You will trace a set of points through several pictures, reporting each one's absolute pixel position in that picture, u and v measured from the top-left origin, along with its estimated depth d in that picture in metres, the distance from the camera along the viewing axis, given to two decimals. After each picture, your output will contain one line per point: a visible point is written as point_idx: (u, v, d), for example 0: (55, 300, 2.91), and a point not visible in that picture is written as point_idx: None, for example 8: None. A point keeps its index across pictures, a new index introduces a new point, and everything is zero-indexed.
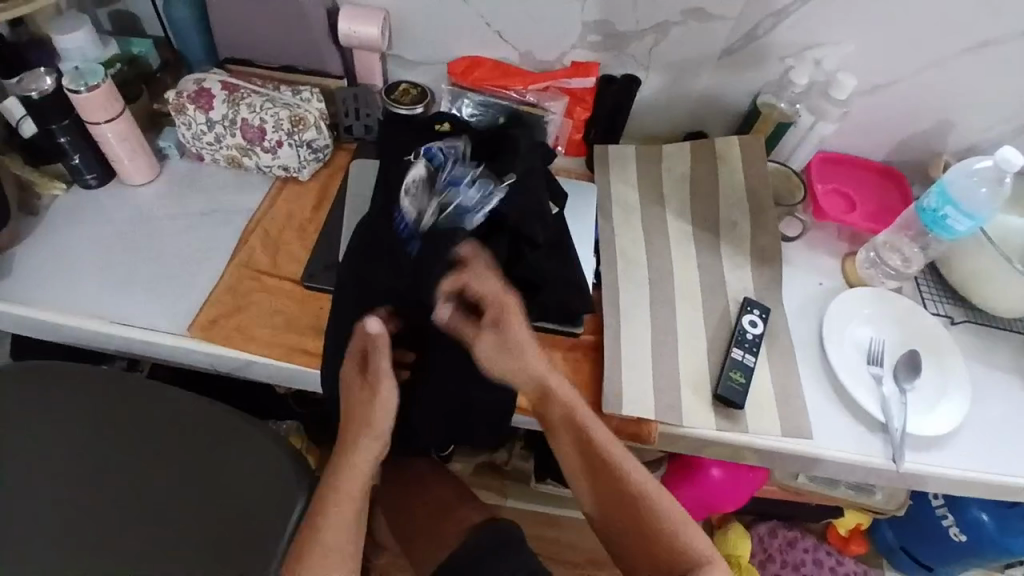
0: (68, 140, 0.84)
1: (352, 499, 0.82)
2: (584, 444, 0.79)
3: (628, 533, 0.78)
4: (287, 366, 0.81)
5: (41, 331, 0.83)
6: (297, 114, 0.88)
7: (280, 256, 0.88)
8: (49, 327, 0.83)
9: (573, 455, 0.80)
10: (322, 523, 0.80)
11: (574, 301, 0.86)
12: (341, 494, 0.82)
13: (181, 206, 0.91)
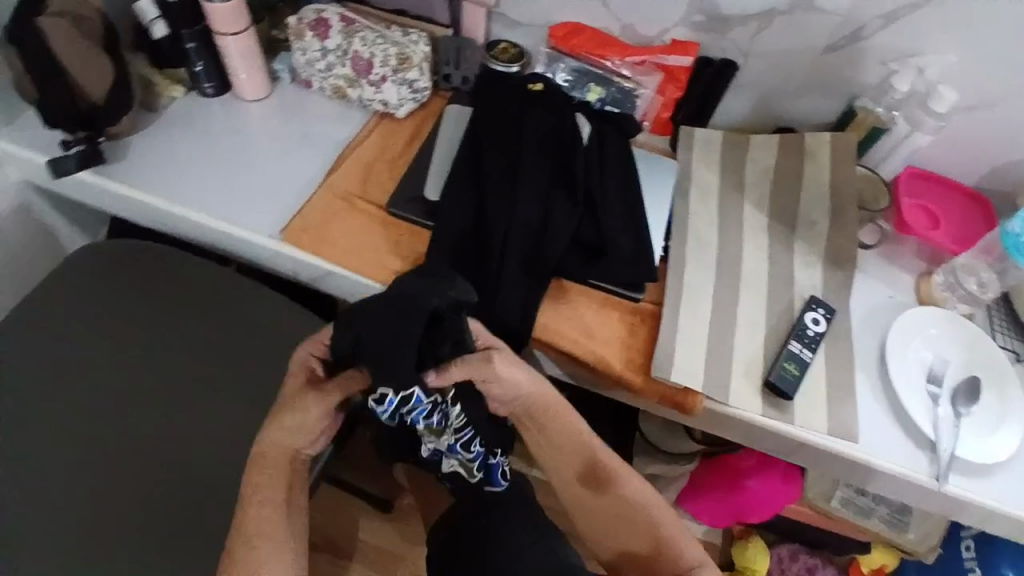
0: (194, 46, 0.92)
1: (280, 492, 0.69)
2: (573, 440, 0.79)
3: (604, 525, 0.77)
4: (359, 280, 0.86)
5: (146, 218, 0.92)
6: (405, 53, 0.94)
7: (369, 183, 0.93)
8: (154, 214, 0.90)
9: (561, 449, 0.79)
10: (252, 518, 0.67)
11: (640, 270, 0.87)
12: (274, 482, 0.69)
13: (283, 127, 0.97)
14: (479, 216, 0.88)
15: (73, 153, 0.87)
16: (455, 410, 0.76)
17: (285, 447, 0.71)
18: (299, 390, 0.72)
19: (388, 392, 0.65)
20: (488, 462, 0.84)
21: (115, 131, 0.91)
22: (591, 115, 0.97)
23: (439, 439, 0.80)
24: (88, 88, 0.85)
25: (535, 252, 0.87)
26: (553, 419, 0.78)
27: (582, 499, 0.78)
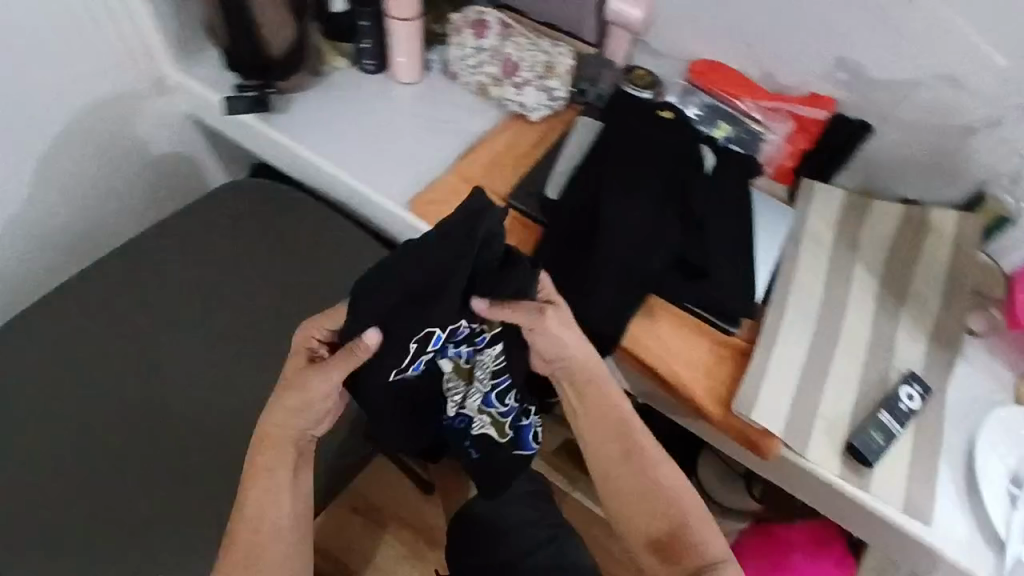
0: (367, 24, 1.01)
1: (276, 477, 0.74)
2: (610, 408, 0.79)
3: (628, 493, 0.78)
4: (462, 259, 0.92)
5: (292, 166, 1.02)
6: (551, 63, 1.01)
7: (495, 173, 0.99)
8: (303, 163, 1.00)
9: (597, 413, 0.79)
10: (248, 501, 0.73)
11: (737, 303, 0.88)
12: (269, 467, 0.74)
13: (426, 110, 1.05)
14: (592, 220, 0.91)
15: (248, 94, 1.00)
16: (495, 352, 0.76)
17: (287, 428, 0.73)
18: (303, 369, 0.73)
19: (435, 330, 0.70)
20: (518, 418, 0.83)
21: (285, 86, 1.03)
22: (717, 148, 0.99)
23: (471, 391, 0.79)
24: (271, 44, 0.96)
25: (639, 263, 0.89)
26: (595, 393, 0.78)
27: (625, 497, 0.78)
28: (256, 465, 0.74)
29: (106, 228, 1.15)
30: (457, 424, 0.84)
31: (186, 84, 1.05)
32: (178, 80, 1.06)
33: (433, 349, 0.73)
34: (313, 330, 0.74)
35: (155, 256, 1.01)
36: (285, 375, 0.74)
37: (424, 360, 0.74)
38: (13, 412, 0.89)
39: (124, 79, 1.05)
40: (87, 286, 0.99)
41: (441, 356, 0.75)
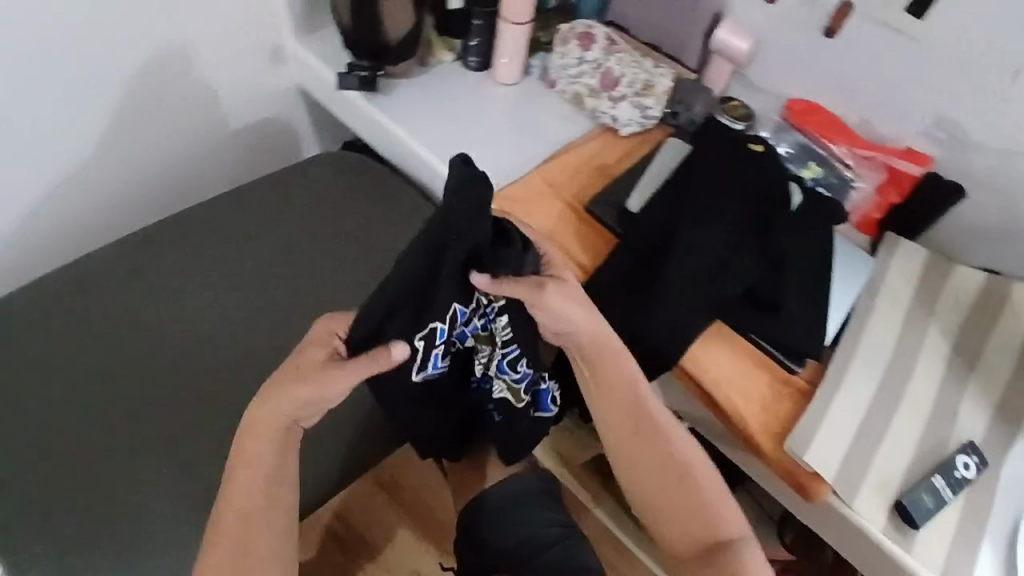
0: (479, 24, 1.06)
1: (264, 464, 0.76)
2: (624, 385, 0.84)
3: (648, 467, 0.85)
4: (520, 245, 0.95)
5: (388, 146, 1.07)
6: (650, 82, 1.03)
7: (579, 180, 1.01)
8: (398, 145, 1.05)
9: (610, 390, 0.84)
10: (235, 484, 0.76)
11: (802, 340, 0.88)
12: (255, 455, 0.76)
13: (520, 111, 1.08)
14: (669, 240, 0.92)
15: (358, 76, 1.04)
16: (505, 324, 0.82)
17: (282, 417, 0.75)
18: (313, 362, 0.75)
19: (437, 324, 0.77)
20: (536, 381, 0.89)
21: (393, 70, 1.08)
22: (804, 187, 0.99)
23: (491, 358, 0.86)
24: (390, 27, 1.02)
25: (710, 288, 0.89)
26: (609, 366, 0.83)
27: (642, 467, 0.86)
28: (246, 450, 0.76)
29: (204, 182, 1.20)
30: (481, 386, 0.92)
31: (303, 57, 1.11)
32: (295, 52, 1.12)
33: (442, 341, 0.80)
34: (335, 325, 0.78)
35: (247, 212, 1.07)
36: (292, 365, 0.76)
37: (436, 353, 0.81)
38: (98, 335, 0.95)
39: (247, 44, 1.10)
40: (182, 230, 1.04)
41: (451, 340, 0.82)
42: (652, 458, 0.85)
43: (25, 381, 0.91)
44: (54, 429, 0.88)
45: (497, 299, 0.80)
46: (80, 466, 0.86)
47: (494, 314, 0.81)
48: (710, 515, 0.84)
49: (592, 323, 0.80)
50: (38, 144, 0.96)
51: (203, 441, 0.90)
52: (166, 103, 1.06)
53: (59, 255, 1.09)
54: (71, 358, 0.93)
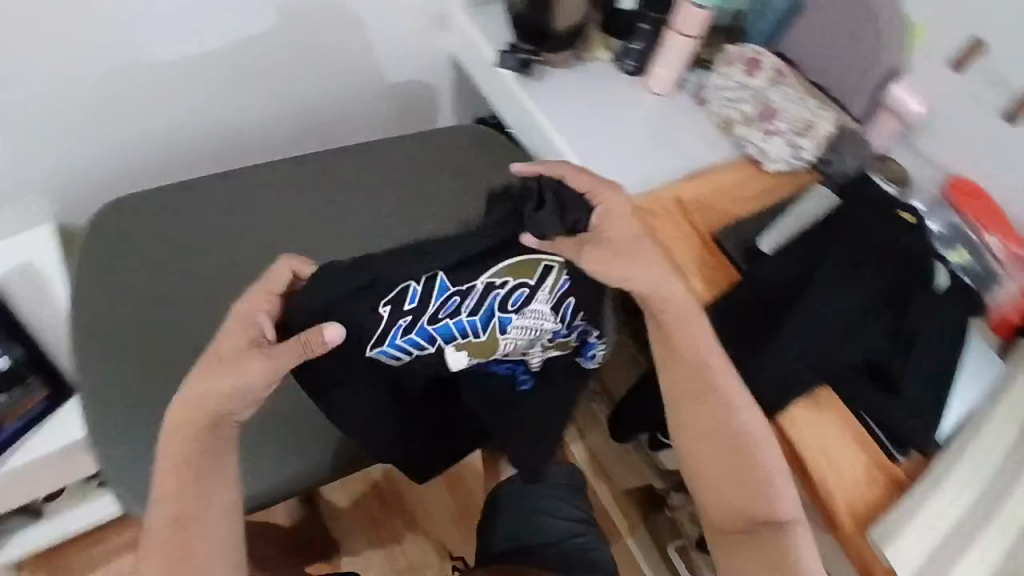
0: (647, 29, 1.05)
1: (195, 462, 0.75)
2: (688, 346, 0.83)
3: (707, 439, 0.84)
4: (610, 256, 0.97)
5: (529, 133, 1.07)
6: (809, 123, 0.98)
7: (710, 207, 0.98)
8: (539, 133, 1.05)
9: (675, 353, 0.84)
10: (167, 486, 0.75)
11: (910, 424, 0.84)
12: (184, 455, 0.75)
13: (664, 123, 1.05)
14: (794, 290, 0.89)
15: (517, 59, 1.05)
16: (542, 291, 0.83)
17: (204, 408, 0.74)
18: (219, 366, 0.73)
19: (410, 285, 0.80)
20: (583, 326, 0.88)
21: (549, 58, 1.07)
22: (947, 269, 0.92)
23: (544, 327, 0.85)
24: (558, 19, 1.03)
25: (824, 349, 0.86)
26: (679, 327, 0.83)
27: (701, 439, 0.84)
28: (172, 459, 0.75)
29: (342, 127, 1.21)
30: (496, 374, 0.89)
31: (466, 25, 1.10)
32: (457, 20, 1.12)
33: (415, 310, 0.81)
34: (253, 309, 0.76)
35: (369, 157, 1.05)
36: (194, 383, 0.73)
37: (402, 324, 0.81)
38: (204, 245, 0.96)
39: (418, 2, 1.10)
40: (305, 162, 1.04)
41: (429, 319, 0.81)
42: (710, 430, 0.84)
43: (144, 279, 0.93)
44: (159, 334, 0.90)
45: (512, 283, 0.82)
46: (176, 377, 0.88)
47: (508, 303, 0.82)
48: (765, 497, 0.81)
49: (646, 275, 0.81)
50: (213, 60, 1.00)
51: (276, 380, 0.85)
52: (328, 45, 1.07)
53: (200, 167, 1.12)
54: (190, 269, 0.94)
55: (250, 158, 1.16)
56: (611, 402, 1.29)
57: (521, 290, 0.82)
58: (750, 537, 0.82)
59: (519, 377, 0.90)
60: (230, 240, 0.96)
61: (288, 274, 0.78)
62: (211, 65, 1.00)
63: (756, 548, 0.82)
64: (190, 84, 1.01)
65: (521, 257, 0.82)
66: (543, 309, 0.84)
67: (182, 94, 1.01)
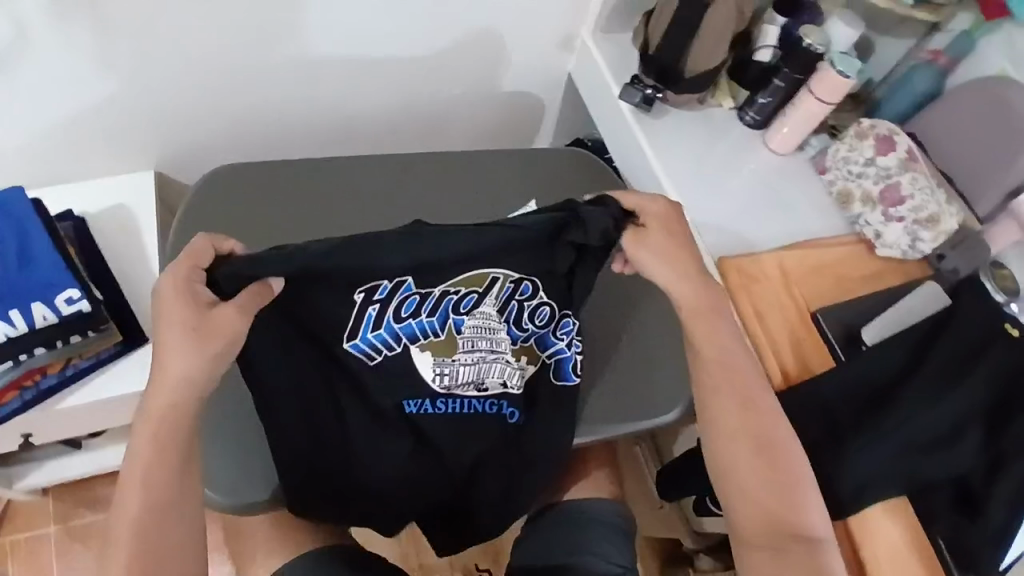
0: (780, 85, 1.01)
1: (170, 444, 0.69)
2: (724, 337, 0.80)
3: (743, 448, 0.77)
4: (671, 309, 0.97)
5: (638, 173, 1.06)
6: (936, 215, 0.92)
7: (812, 280, 0.94)
8: (648, 170, 1.03)
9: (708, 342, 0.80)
10: (134, 476, 0.68)
11: (984, 554, 0.78)
12: (165, 436, 0.69)
13: (775, 186, 1.03)
14: (888, 385, 0.85)
15: (641, 95, 1.02)
16: (491, 298, 0.82)
17: (173, 393, 0.69)
18: (178, 338, 0.67)
19: (383, 282, 0.78)
20: (542, 333, 0.87)
21: (671, 98, 1.04)
22: None
23: (504, 336, 0.85)
24: (691, 62, 0.99)
25: (908, 455, 0.81)
26: (714, 314, 0.80)
27: (726, 444, 0.78)
28: (144, 449, 0.68)
29: (448, 126, 1.20)
30: (477, 410, 0.87)
31: (594, 52, 1.10)
32: (588, 45, 1.10)
33: (381, 305, 0.80)
34: (180, 285, 0.69)
35: (471, 163, 1.03)
36: (159, 366, 0.69)
37: (373, 316, 0.80)
38: (300, 222, 0.95)
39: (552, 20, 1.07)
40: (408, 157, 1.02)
41: (394, 317, 0.81)
42: (746, 435, 0.77)
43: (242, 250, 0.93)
44: None
45: (463, 289, 0.81)
46: None
47: (461, 306, 0.81)
48: (802, 509, 0.75)
49: (691, 265, 0.80)
50: (344, 47, 0.99)
51: (343, 369, 0.83)
52: (456, 51, 1.06)
53: (307, 143, 1.13)
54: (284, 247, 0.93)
55: (357, 143, 1.17)
56: (659, 461, 1.26)
57: (471, 295, 0.81)
58: (787, 556, 0.73)
59: (499, 410, 0.87)
60: (326, 226, 0.95)
61: (211, 250, 0.72)
62: (343, 53, 1.00)
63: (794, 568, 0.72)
64: (319, 67, 1.01)
65: (472, 270, 0.79)
66: (502, 322, 0.84)
67: (313, 76, 1.02)
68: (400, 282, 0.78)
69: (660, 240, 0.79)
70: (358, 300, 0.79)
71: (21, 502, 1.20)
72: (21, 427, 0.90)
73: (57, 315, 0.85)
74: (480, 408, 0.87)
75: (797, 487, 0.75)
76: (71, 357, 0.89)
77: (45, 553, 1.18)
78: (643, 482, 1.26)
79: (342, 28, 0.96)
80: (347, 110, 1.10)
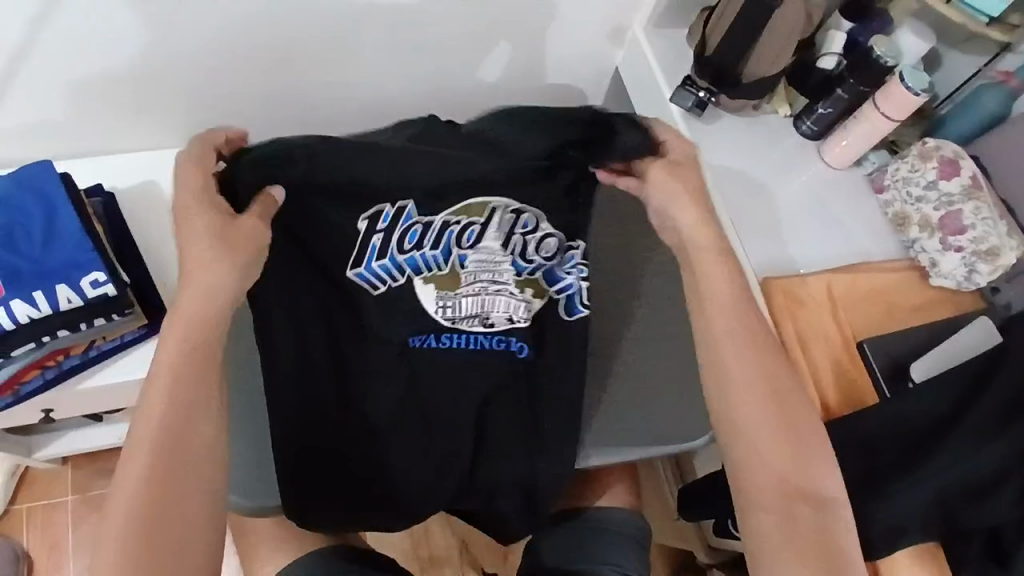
0: (843, 96, 0.95)
1: (182, 377, 0.66)
2: (739, 300, 0.77)
3: (763, 419, 0.74)
4: None
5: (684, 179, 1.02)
6: (996, 249, 0.88)
7: (860, 308, 0.91)
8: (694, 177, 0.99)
9: (721, 306, 0.77)
10: (150, 414, 0.65)
11: None
12: (179, 371, 0.66)
13: (826, 202, 0.98)
14: (931, 424, 0.81)
15: (694, 99, 0.97)
16: (493, 230, 0.84)
17: (190, 321, 0.68)
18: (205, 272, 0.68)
19: (384, 207, 0.81)
20: (548, 268, 0.87)
21: (725, 103, 0.99)
22: None
23: (507, 265, 0.85)
24: (751, 65, 0.93)
25: (947, 502, 0.77)
26: (728, 277, 0.78)
27: (748, 425, 0.74)
28: (161, 384, 0.66)
29: None
30: (484, 347, 0.85)
31: (644, 48, 1.04)
32: (639, 40, 1.05)
33: (386, 234, 0.81)
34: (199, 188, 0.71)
35: None
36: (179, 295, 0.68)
37: (377, 246, 0.81)
38: None
39: (603, 11, 1.02)
40: None
41: (397, 248, 0.82)
42: (766, 405, 0.74)
43: None
44: None
45: (463, 220, 0.83)
46: None
47: (463, 240, 0.83)
48: (817, 480, 0.72)
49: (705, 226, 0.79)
50: (387, 31, 0.95)
51: (350, 316, 0.83)
52: (500, 38, 1.02)
53: (339, 125, 1.09)
54: None
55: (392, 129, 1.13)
56: (680, 479, 1.26)
57: (473, 227, 0.83)
58: (803, 527, 0.70)
59: (507, 346, 0.85)
60: None
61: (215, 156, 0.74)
62: (382, 37, 0.96)
63: (810, 541, 0.69)
64: (356, 50, 0.97)
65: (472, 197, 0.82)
66: (505, 255, 0.84)
67: (352, 58, 0.98)
68: (402, 206, 0.81)
69: (679, 185, 0.79)
70: (362, 227, 0.81)
71: (39, 469, 1.21)
72: (43, 405, 0.89)
73: (83, 298, 0.82)
74: (487, 345, 0.85)
75: (814, 459, 0.73)
76: (95, 338, 0.87)
77: (61, 521, 1.19)
78: (661, 497, 1.27)
79: (381, 12, 0.92)
80: (385, 95, 1.06)
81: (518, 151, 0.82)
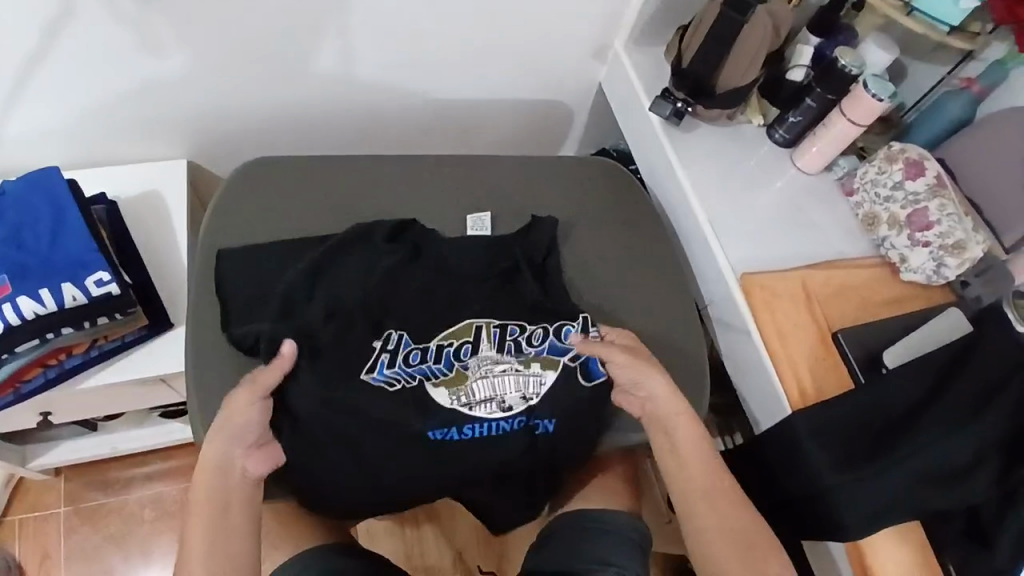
0: (811, 104, 1.00)
1: (217, 513, 0.76)
2: (689, 451, 0.85)
3: (710, 537, 0.81)
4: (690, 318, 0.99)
5: (665, 184, 1.07)
6: (962, 243, 0.91)
7: (836, 301, 0.95)
8: (673, 180, 1.04)
9: (676, 456, 0.85)
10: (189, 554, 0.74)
11: None
12: (202, 513, 0.75)
13: (799, 202, 1.03)
14: (905, 409, 0.84)
15: (671, 109, 1.03)
16: (484, 342, 0.88)
17: (217, 472, 0.77)
18: (234, 421, 0.78)
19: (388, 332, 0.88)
20: (548, 345, 0.89)
21: (701, 113, 1.05)
22: None
23: (510, 358, 0.88)
24: (724, 76, 0.98)
25: (920, 482, 0.80)
26: (683, 427, 0.86)
27: (706, 550, 0.81)
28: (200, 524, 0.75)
29: (479, 127, 1.22)
30: (506, 429, 0.86)
31: (625, 63, 1.10)
32: (621, 56, 1.11)
33: (392, 351, 0.86)
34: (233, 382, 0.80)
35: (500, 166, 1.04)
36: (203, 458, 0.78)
37: (386, 358, 0.86)
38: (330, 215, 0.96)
39: (585, 30, 1.08)
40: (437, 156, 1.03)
41: (405, 362, 0.86)
42: (708, 530, 0.82)
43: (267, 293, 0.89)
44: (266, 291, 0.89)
45: (457, 340, 0.88)
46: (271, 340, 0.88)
47: (460, 355, 0.87)
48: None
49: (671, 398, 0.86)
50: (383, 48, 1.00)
51: None
52: (490, 55, 1.07)
53: (342, 135, 1.15)
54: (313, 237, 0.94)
55: (388, 138, 1.18)
56: None
57: (467, 345, 0.88)
58: None
59: (530, 422, 0.86)
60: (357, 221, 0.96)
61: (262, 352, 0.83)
62: (382, 48, 1.00)
63: None
64: (357, 62, 1.02)
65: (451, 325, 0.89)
66: (507, 353, 0.88)
67: (350, 74, 1.03)
68: (399, 334, 0.88)
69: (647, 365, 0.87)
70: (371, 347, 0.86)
71: (33, 478, 1.21)
72: (43, 403, 0.92)
73: (87, 297, 0.85)
74: (507, 427, 0.86)
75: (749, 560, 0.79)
76: (96, 338, 0.89)
77: (53, 529, 1.19)
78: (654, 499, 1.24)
79: (376, 30, 0.97)
80: (382, 107, 1.11)
81: (471, 270, 0.92)
